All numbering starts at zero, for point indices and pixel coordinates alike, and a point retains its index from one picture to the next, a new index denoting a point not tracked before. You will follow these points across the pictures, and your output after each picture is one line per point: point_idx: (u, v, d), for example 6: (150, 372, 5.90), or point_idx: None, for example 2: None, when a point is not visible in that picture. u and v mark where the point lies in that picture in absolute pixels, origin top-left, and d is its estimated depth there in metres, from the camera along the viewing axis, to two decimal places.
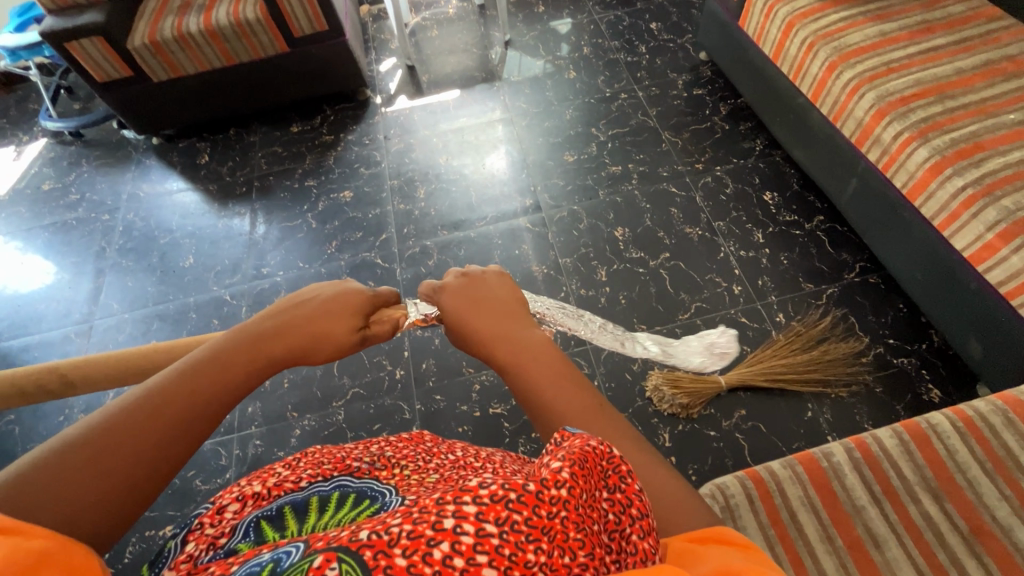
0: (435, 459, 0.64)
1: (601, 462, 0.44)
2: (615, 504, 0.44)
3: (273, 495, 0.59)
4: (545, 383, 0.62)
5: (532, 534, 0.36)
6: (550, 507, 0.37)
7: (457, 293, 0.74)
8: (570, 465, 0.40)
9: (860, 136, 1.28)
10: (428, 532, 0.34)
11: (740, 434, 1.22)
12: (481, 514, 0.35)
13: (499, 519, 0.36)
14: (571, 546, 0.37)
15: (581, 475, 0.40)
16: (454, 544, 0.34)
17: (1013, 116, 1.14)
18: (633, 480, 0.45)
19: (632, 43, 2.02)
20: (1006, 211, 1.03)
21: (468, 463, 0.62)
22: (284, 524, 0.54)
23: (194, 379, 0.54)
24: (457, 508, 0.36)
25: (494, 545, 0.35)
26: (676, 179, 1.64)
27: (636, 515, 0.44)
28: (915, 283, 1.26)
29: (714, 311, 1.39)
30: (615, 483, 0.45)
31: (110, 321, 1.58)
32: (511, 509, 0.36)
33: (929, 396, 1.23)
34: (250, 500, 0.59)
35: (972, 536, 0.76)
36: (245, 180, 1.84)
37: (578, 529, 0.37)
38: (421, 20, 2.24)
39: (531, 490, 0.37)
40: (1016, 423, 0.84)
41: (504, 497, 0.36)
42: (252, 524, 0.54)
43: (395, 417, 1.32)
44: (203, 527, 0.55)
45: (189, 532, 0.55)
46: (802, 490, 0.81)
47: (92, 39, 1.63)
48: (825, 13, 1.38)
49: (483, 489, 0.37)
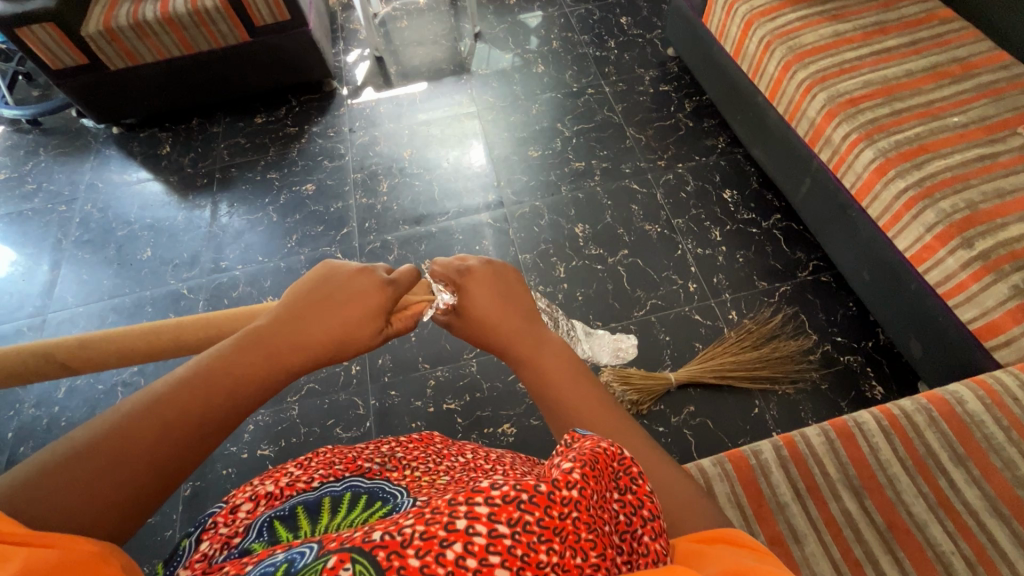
0: (446, 461, 0.65)
1: (612, 463, 0.46)
2: (626, 505, 0.46)
3: (286, 494, 0.59)
4: (565, 387, 0.67)
5: (544, 535, 0.37)
6: (561, 508, 0.38)
7: (483, 281, 0.77)
8: (581, 467, 0.42)
9: (813, 136, 1.29)
10: (441, 533, 0.35)
11: (689, 430, 1.24)
12: (493, 515, 0.36)
13: (512, 520, 0.36)
14: (582, 546, 0.38)
15: (591, 475, 0.41)
16: (467, 544, 0.35)
17: (956, 119, 1.16)
18: (644, 481, 0.48)
19: (601, 38, 2.01)
20: (943, 213, 1.05)
21: (477, 466, 0.64)
22: (297, 523, 0.53)
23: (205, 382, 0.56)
24: (469, 509, 0.36)
25: (507, 546, 0.35)
26: (638, 176, 1.64)
27: (646, 517, 0.46)
28: (861, 282, 1.29)
29: (668, 308, 1.41)
30: (627, 484, 0.47)
31: (64, 315, 1.56)
32: (523, 509, 0.37)
33: (872, 393, 1.26)
34: (263, 500, 0.58)
35: (888, 532, 0.78)
36: (207, 172, 1.82)
37: (590, 529, 0.39)
38: (391, 10, 2.21)
39: (543, 490, 0.38)
40: (938, 422, 0.87)
41: (516, 498, 0.37)
42: (265, 524, 0.54)
43: (350, 413, 1.32)
44: (218, 526, 0.55)
45: (205, 532, 0.55)
46: (729, 486, 0.83)
47: (43, 24, 1.58)
48: (783, 13, 1.39)
49: (495, 490, 0.37)
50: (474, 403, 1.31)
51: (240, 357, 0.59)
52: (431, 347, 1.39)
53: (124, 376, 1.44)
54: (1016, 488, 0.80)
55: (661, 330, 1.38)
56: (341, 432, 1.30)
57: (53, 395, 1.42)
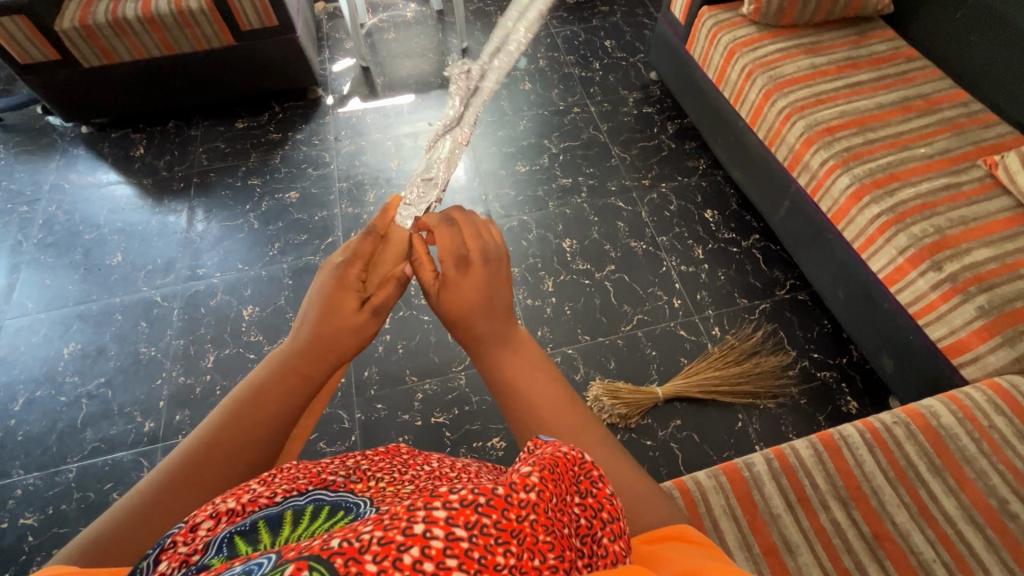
0: (412, 470, 0.55)
1: (572, 467, 0.42)
2: (586, 508, 0.41)
3: (250, 512, 0.44)
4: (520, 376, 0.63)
5: (501, 537, 0.31)
6: (520, 510, 0.32)
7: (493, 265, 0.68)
8: (540, 469, 0.36)
9: (792, 161, 1.36)
10: (399, 537, 0.29)
11: (676, 443, 1.27)
12: (451, 518, 0.30)
13: (469, 524, 0.30)
14: (541, 548, 0.32)
15: (551, 478, 0.36)
16: (424, 549, 0.29)
17: (923, 150, 1.24)
18: (604, 483, 0.44)
19: (586, 59, 2.06)
20: (914, 237, 1.12)
21: (444, 473, 0.56)
22: (258, 537, 0.40)
23: (245, 417, 0.56)
24: (427, 513, 0.30)
25: (464, 549, 0.29)
26: (624, 194, 1.68)
27: (606, 519, 0.42)
28: (837, 301, 1.35)
29: (654, 323, 1.44)
30: (586, 488, 0.42)
31: (23, 322, 1.47)
32: (481, 513, 0.31)
33: (847, 408, 1.31)
34: (225, 518, 0.43)
35: (874, 541, 0.81)
36: (183, 175, 1.76)
37: (549, 531, 0.33)
38: (378, 22, 2.20)
39: (500, 493, 0.33)
40: (917, 434, 0.91)
41: (475, 501, 0.31)
42: (224, 541, 0.39)
43: (333, 426, 1.28)
44: (176, 547, 0.39)
45: (162, 550, 0.39)
46: (723, 498, 0.85)
47: (13, 17, 1.51)
48: (763, 44, 1.46)
49: (453, 493, 0.31)
50: (463, 417, 1.30)
51: (281, 379, 0.60)
52: (418, 360, 1.37)
53: (90, 387, 1.37)
54: (989, 498, 0.85)
55: (648, 344, 1.41)
56: (325, 446, 1.26)
57: (8, 408, 1.34)
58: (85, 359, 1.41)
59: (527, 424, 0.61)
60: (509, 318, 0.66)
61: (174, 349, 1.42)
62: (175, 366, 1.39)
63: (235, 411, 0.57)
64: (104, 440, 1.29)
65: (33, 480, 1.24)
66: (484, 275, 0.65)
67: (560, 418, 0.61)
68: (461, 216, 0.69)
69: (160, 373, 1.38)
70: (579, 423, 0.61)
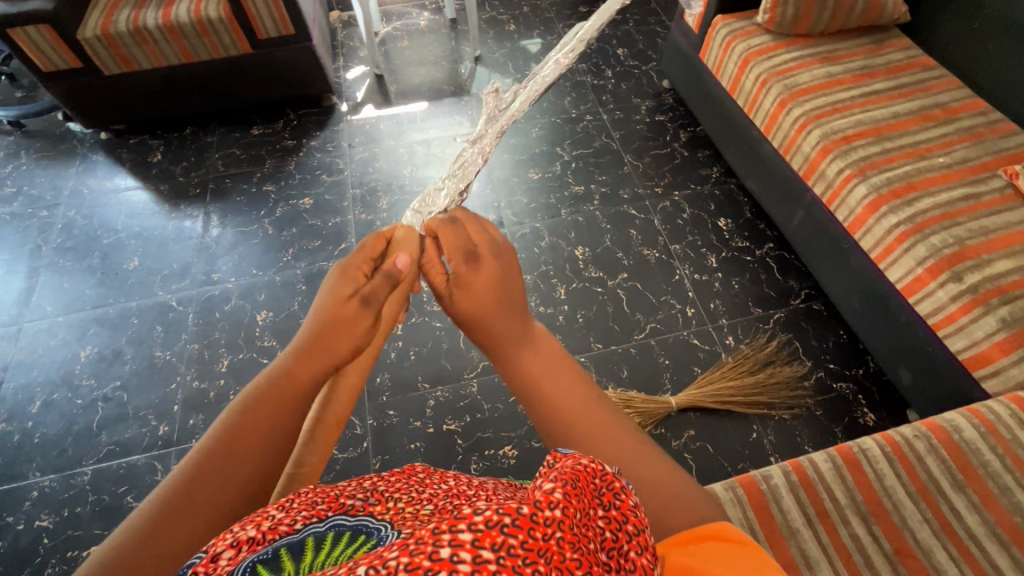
0: (429, 489, 0.55)
1: (594, 480, 0.41)
2: (610, 521, 0.41)
3: (270, 540, 0.43)
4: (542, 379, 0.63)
5: (529, 557, 0.30)
6: (545, 529, 0.32)
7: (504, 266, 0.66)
8: (563, 485, 0.36)
9: (807, 170, 1.35)
10: (425, 562, 0.28)
11: (689, 454, 1.26)
12: (476, 541, 0.30)
13: (496, 545, 0.30)
14: (568, 566, 0.31)
15: (574, 493, 0.36)
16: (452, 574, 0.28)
17: (942, 159, 1.23)
18: (627, 496, 0.43)
19: (599, 67, 2.06)
20: (933, 247, 1.11)
21: (461, 492, 0.55)
22: (281, 565, 0.39)
23: (243, 428, 0.54)
24: (453, 536, 0.30)
25: (491, 572, 0.29)
26: (636, 202, 1.68)
27: (632, 532, 0.41)
28: (853, 311, 1.33)
29: (667, 332, 1.43)
30: (609, 501, 0.42)
31: (41, 325, 1.49)
32: (506, 533, 0.31)
33: (864, 420, 1.30)
34: (246, 546, 0.42)
35: (895, 557, 0.80)
36: (200, 181, 1.78)
37: (575, 548, 0.32)
38: (392, 30, 2.22)
39: (525, 512, 0.32)
40: (938, 449, 0.90)
41: (499, 521, 0.31)
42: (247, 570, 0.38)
43: (346, 432, 1.28)
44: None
45: None
46: (741, 511, 0.83)
47: (38, 27, 1.55)
48: (778, 52, 1.45)
49: (477, 515, 0.31)
50: (475, 425, 1.29)
51: (278, 386, 0.58)
52: (430, 367, 1.37)
53: (106, 391, 1.38)
54: (1014, 514, 0.83)
55: (661, 353, 1.40)
56: (336, 453, 1.26)
57: (26, 410, 1.35)
58: (102, 363, 1.42)
59: (555, 428, 0.61)
60: (525, 321, 0.66)
61: (189, 353, 1.43)
62: (189, 370, 1.40)
63: (234, 421, 0.55)
64: (119, 444, 1.30)
65: (48, 482, 1.25)
66: (496, 268, 0.64)
67: (588, 417, 0.61)
68: (467, 217, 0.67)
69: (174, 376, 1.39)
70: (604, 422, 0.61)
